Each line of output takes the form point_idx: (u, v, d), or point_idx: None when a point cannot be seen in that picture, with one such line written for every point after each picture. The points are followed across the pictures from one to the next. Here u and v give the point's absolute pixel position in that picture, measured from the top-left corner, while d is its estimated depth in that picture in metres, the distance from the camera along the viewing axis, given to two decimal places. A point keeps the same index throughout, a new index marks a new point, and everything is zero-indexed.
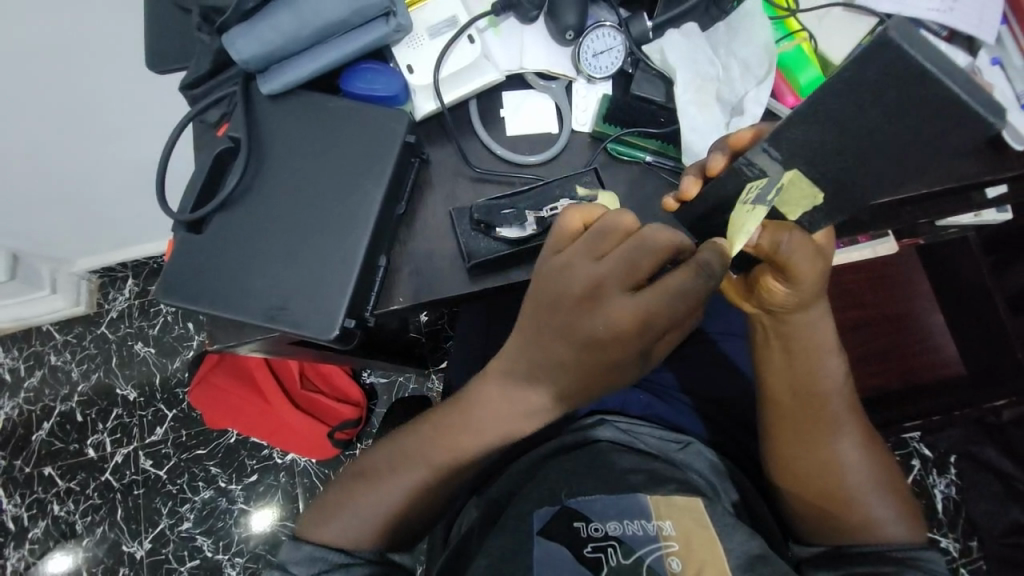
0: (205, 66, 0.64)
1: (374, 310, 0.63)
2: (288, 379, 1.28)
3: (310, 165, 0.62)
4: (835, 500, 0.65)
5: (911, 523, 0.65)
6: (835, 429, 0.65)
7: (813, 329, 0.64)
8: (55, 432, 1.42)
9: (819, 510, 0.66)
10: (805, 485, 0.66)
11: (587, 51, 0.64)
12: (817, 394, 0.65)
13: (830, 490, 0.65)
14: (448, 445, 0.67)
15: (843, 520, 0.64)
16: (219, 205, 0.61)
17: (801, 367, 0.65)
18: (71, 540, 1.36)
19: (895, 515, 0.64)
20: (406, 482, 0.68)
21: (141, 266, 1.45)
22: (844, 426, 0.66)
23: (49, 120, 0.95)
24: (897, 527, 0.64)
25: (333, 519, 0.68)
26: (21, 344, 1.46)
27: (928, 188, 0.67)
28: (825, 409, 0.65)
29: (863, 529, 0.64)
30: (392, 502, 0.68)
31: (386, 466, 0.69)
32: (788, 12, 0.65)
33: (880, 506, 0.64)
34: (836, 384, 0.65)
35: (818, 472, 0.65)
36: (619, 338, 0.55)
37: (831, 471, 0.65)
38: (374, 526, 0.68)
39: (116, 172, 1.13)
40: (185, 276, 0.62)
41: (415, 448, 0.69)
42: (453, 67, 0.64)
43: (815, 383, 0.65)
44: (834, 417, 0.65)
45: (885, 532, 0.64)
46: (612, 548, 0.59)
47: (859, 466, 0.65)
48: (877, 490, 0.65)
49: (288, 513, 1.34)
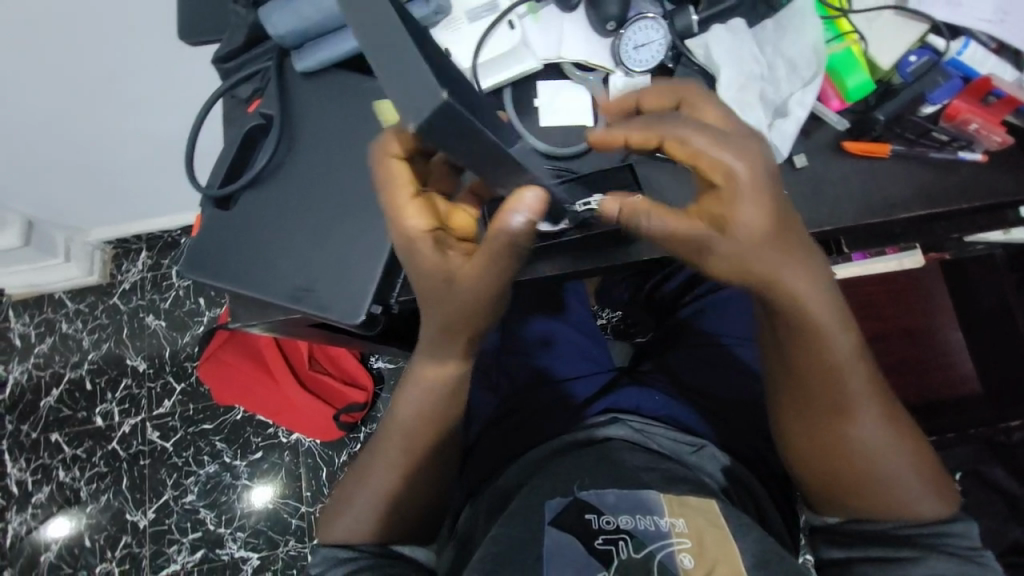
0: (239, 39, 0.63)
1: (399, 298, 0.62)
2: (297, 358, 1.27)
3: (340, 146, 0.61)
4: (857, 483, 0.62)
5: (938, 496, 0.62)
6: (850, 410, 0.61)
7: (815, 297, 0.55)
8: (64, 399, 1.43)
9: (840, 492, 0.63)
10: (823, 470, 0.63)
11: (629, 42, 0.63)
12: (828, 375, 0.59)
13: (851, 473, 0.62)
14: (402, 420, 0.69)
15: (863, 501, 0.62)
16: (248, 182, 0.61)
17: (811, 361, 0.59)
18: (75, 506, 1.37)
19: (922, 490, 0.61)
20: (381, 466, 0.69)
21: (155, 239, 1.45)
22: (859, 406, 0.61)
23: (73, 88, 0.95)
24: (925, 504, 0.61)
25: (339, 515, 0.69)
26: (33, 310, 1.46)
27: (965, 203, 0.65)
28: (830, 394, 0.60)
29: (884, 509, 0.62)
30: (381, 494, 0.69)
31: (372, 462, 0.71)
32: (839, 13, 0.64)
33: (906, 485, 0.61)
34: (847, 358, 0.59)
35: (839, 455, 0.62)
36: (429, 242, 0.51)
37: (847, 452, 0.61)
38: (371, 519, 0.68)
39: (136, 144, 1.12)
40: (210, 252, 0.61)
41: (386, 438, 0.70)
42: (491, 54, 0.63)
43: (819, 366, 0.59)
44: (845, 397, 0.60)
45: (912, 511, 0.61)
46: (624, 541, 0.57)
47: (876, 446, 0.61)
48: (902, 466, 0.61)
49: (290, 491, 1.35)
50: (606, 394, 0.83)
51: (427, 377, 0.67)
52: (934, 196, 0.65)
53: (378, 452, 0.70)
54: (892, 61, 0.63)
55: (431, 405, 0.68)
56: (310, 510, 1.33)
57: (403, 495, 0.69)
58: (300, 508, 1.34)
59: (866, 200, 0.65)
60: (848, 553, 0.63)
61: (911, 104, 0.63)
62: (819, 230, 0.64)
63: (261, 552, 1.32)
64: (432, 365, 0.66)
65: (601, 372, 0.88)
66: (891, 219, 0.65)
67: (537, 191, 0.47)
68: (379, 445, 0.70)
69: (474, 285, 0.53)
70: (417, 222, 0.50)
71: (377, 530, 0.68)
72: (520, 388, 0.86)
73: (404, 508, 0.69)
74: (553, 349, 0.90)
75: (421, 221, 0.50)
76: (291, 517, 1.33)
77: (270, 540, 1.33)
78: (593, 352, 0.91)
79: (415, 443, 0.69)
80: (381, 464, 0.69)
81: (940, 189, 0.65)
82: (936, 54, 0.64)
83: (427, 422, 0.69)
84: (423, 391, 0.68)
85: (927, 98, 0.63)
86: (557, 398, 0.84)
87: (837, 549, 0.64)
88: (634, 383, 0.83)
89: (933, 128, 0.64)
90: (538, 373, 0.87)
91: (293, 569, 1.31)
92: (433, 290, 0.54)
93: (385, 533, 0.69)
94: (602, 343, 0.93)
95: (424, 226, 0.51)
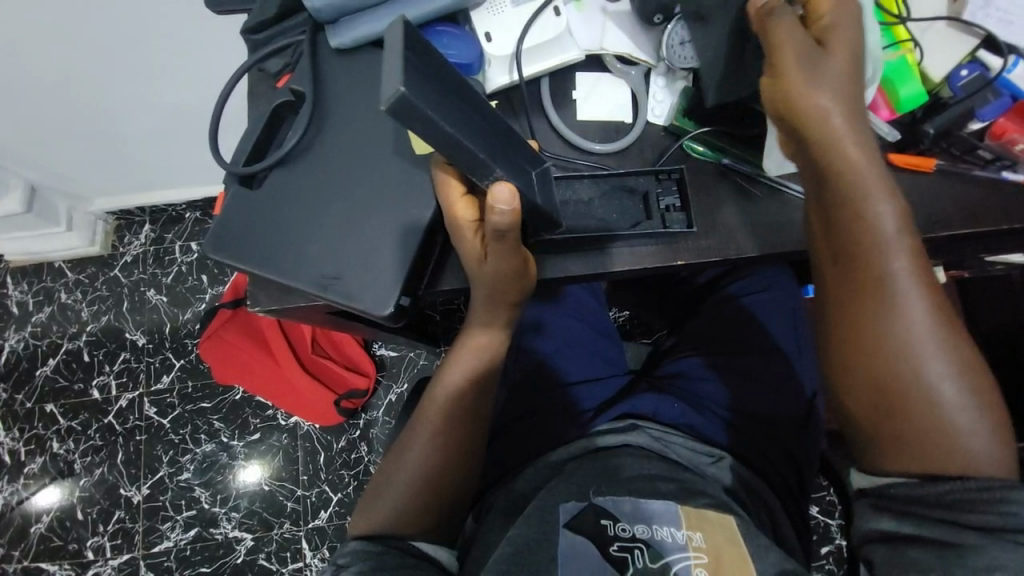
0: (272, 10, 0.63)
1: (425, 291, 0.61)
2: (300, 342, 1.25)
3: (373, 129, 0.60)
4: (897, 415, 0.52)
5: (1001, 452, 0.51)
6: (899, 312, 0.52)
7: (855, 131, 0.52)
8: (61, 369, 1.40)
9: (878, 411, 0.53)
10: (862, 383, 0.54)
11: (676, 36, 0.61)
12: (869, 267, 0.53)
13: (891, 386, 0.52)
14: (438, 402, 0.69)
15: (910, 440, 0.52)
16: (276, 161, 0.59)
17: (856, 248, 0.53)
18: (68, 479, 1.36)
19: (982, 434, 0.51)
20: (416, 450, 0.69)
21: (159, 212, 1.42)
22: (905, 301, 0.52)
23: (86, 55, 0.91)
24: (982, 447, 0.50)
25: (367, 509, 0.68)
26: (32, 278, 1.44)
27: (1009, 224, 0.63)
28: (866, 295, 0.53)
29: (936, 454, 0.51)
30: (411, 480, 0.68)
31: (404, 450, 0.69)
32: (897, 19, 0.62)
33: (960, 415, 0.51)
34: (884, 227, 0.52)
35: (886, 354, 0.52)
36: (466, 233, 0.55)
37: (887, 365, 0.52)
38: (398, 509, 0.67)
39: (148, 113, 1.08)
40: (235, 232, 0.59)
41: (417, 428, 0.70)
42: (537, 40, 0.61)
43: (865, 256, 0.53)
44: (890, 292, 0.52)
45: (968, 454, 0.50)
46: (640, 550, 0.56)
47: (928, 366, 0.51)
48: (959, 394, 0.51)
49: (287, 474, 1.34)
50: (623, 399, 0.80)
51: (472, 350, 0.69)
52: (976, 214, 0.63)
53: (409, 438, 0.70)
54: (943, 74, 0.62)
55: (472, 378, 0.69)
56: (306, 494, 1.32)
57: (430, 483, 0.68)
58: (296, 492, 1.33)
59: None
60: (899, 526, 0.51)
61: (959, 119, 0.62)
62: None
63: (255, 533, 1.31)
64: (479, 333, 0.68)
65: (616, 376, 0.87)
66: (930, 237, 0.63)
67: (507, 183, 0.47)
68: (412, 428, 0.70)
69: (505, 269, 0.56)
70: (463, 215, 0.55)
71: (403, 522, 0.67)
72: (535, 387, 0.85)
73: (431, 497, 0.68)
74: (568, 350, 0.88)
75: (464, 214, 0.55)
76: (287, 500, 1.32)
77: (265, 521, 1.31)
78: (610, 355, 0.90)
79: (452, 428, 0.69)
80: (413, 447, 0.69)
81: (981, 208, 0.63)
82: (987, 70, 0.62)
83: (460, 401, 0.69)
84: (463, 362, 0.69)
85: (977, 116, 0.62)
86: (566, 404, 0.82)
87: (885, 519, 0.52)
88: (651, 389, 0.82)
89: (980, 144, 0.62)
90: (548, 374, 0.85)
91: (288, 552, 1.30)
92: (477, 273, 0.58)
93: (411, 524, 0.67)
94: (618, 345, 0.93)
95: (470, 221, 0.55)
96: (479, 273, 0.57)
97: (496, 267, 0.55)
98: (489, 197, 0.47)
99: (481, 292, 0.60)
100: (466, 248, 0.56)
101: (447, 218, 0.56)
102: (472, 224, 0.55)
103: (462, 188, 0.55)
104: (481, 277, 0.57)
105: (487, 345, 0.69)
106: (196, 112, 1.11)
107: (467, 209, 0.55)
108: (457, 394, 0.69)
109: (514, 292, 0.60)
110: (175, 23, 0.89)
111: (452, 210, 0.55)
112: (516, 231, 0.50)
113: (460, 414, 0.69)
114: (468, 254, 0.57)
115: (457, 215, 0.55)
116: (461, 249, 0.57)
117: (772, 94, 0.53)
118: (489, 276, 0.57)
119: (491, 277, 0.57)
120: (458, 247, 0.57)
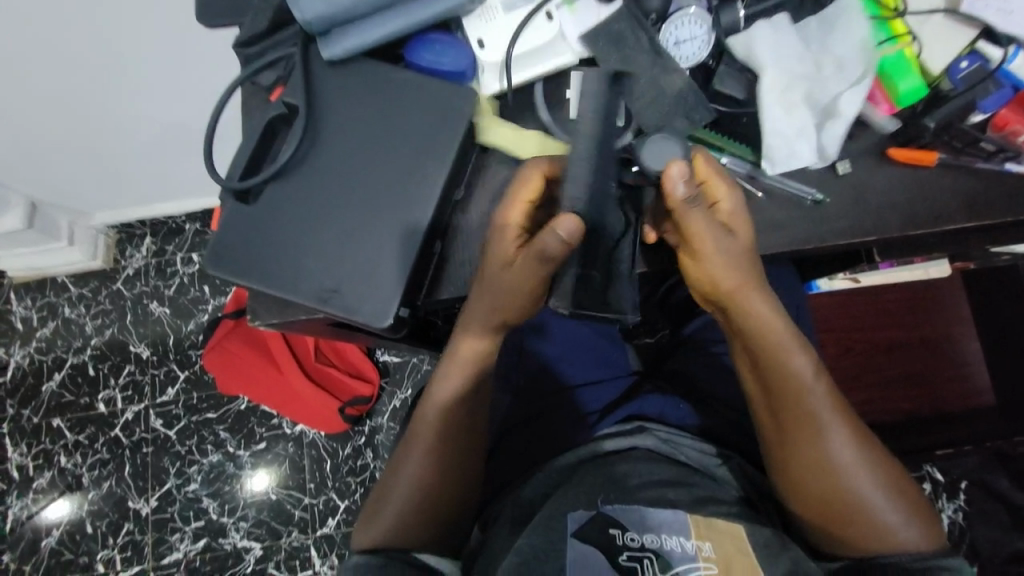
0: (262, 23, 0.62)
1: (426, 300, 0.62)
2: (303, 352, 1.25)
3: (369, 138, 0.60)
4: (839, 509, 0.61)
5: (916, 523, 0.60)
6: (813, 427, 0.61)
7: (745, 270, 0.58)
8: (67, 384, 1.41)
9: (819, 503, 0.62)
10: (800, 479, 0.62)
11: (670, 36, 0.62)
12: (789, 387, 0.62)
13: (822, 475, 0.61)
14: (435, 414, 0.69)
15: (845, 514, 0.61)
16: (272, 175, 0.59)
17: (790, 397, 0.62)
18: (77, 492, 1.36)
19: (902, 521, 0.60)
20: (417, 463, 0.68)
21: (160, 225, 1.42)
22: (817, 410, 0.62)
23: (78, 70, 0.91)
24: (902, 526, 0.60)
25: (372, 521, 0.68)
26: (35, 294, 1.44)
27: (1014, 215, 0.62)
28: (790, 402, 0.62)
29: (873, 548, 0.60)
30: (414, 490, 0.68)
31: (404, 463, 0.69)
32: (894, 14, 0.62)
33: (877, 496, 0.61)
34: (790, 350, 0.61)
35: (806, 456, 0.62)
36: (505, 236, 0.56)
37: (816, 462, 0.61)
38: (401, 523, 0.67)
39: (145, 127, 1.08)
40: (231, 247, 0.59)
41: (414, 439, 0.69)
42: (528, 46, 0.61)
43: (781, 383, 0.62)
44: (818, 425, 0.61)
45: (892, 532, 0.60)
46: (649, 560, 0.56)
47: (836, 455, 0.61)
48: (869, 479, 0.61)
49: (293, 483, 1.34)
50: (628, 402, 0.80)
51: (466, 356, 0.67)
52: (979, 206, 0.62)
53: (407, 449, 0.70)
54: (942, 66, 0.61)
55: (466, 399, 0.69)
56: (313, 502, 1.32)
57: (434, 492, 0.68)
58: (304, 500, 1.33)
59: (909, 210, 0.63)
60: None
61: (961, 112, 0.61)
62: (858, 240, 0.62)
63: (264, 542, 1.31)
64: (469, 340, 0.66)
65: (618, 378, 0.85)
66: (930, 231, 0.63)
67: (575, 218, 0.52)
68: (412, 441, 0.70)
69: (522, 283, 0.57)
70: (518, 216, 0.56)
71: (406, 532, 0.67)
72: (536, 391, 0.85)
73: (433, 507, 0.68)
74: (568, 353, 0.87)
75: (518, 217, 0.56)
76: (295, 508, 1.32)
77: (273, 530, 1.32)
78: (611, 356, 0.87)
79: (452, 439, 0.69)
80: (410, 465, 0.69)
81: (985, 199, 0.62)
82: (987, 61, 0.61)
83: (456, 411, 0.69)
84: (455, 374, 0.68)
85: (979, 107, 0.61)
86: (570, 408, 0.82)
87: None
88: (657, 390, 0.82)
89: (982, 136, 0.61)
90: (550, 378, 0.85)
91: (297, 560, 1.30)
92: (491, 276, 0.58)
93: (413, 538, 0.67)
94: (619, 343, 0.89)
95: (517, 225, 0.56)
96: (494, 279, 0.58)
97: (515, 275, 0.56)
98: (562, 218, 0.52)
99: (484, 301, 0.60)
100: (498, 251, 0.57)
101: (503, 210, 0.56)
102: (515, 233, 0.56)
103: (533, 194, 0.57)
104: (494, 283, 0.58)
105: (479, 351, 0.67)
106: (191, 123, 1.10)
107: (521, 214, 0.56)
108: (452, 403, 0.69)
109: (516, 310, 0.61)
110: (167, 35, 0.89)
111: (512, 208, 0.56)
112: (558, 257, 0.54)
113: (458, 423, 0.69)
114: (496, 256, 0.57)
115: (513, 214, 0.56)
116: (492, 248, 0.57)
117: (691, 273, 0.60)
118: (502, 287, 0.58)
119: (506, 288, 0.57)
120: (491, 241, 0.57)
